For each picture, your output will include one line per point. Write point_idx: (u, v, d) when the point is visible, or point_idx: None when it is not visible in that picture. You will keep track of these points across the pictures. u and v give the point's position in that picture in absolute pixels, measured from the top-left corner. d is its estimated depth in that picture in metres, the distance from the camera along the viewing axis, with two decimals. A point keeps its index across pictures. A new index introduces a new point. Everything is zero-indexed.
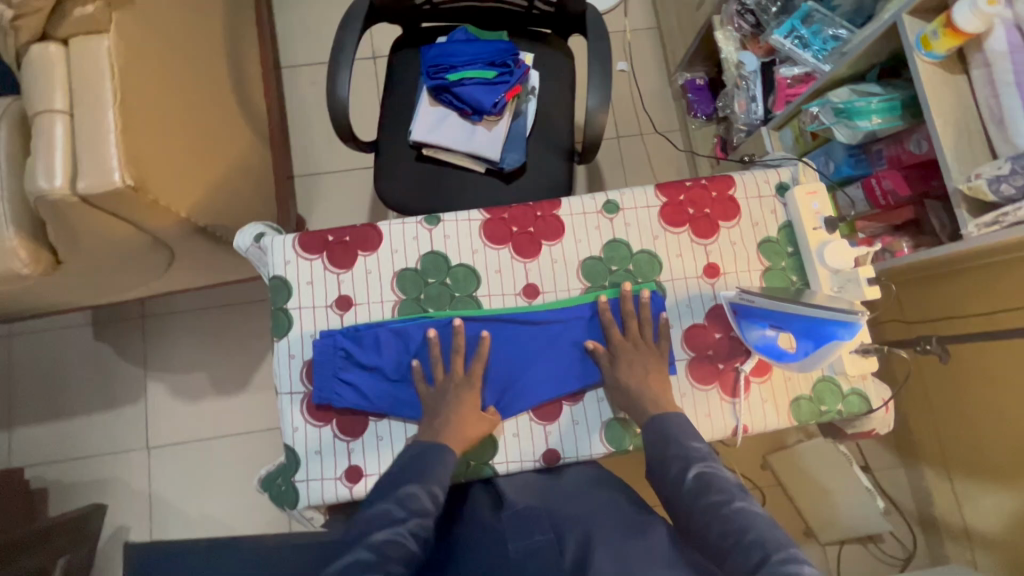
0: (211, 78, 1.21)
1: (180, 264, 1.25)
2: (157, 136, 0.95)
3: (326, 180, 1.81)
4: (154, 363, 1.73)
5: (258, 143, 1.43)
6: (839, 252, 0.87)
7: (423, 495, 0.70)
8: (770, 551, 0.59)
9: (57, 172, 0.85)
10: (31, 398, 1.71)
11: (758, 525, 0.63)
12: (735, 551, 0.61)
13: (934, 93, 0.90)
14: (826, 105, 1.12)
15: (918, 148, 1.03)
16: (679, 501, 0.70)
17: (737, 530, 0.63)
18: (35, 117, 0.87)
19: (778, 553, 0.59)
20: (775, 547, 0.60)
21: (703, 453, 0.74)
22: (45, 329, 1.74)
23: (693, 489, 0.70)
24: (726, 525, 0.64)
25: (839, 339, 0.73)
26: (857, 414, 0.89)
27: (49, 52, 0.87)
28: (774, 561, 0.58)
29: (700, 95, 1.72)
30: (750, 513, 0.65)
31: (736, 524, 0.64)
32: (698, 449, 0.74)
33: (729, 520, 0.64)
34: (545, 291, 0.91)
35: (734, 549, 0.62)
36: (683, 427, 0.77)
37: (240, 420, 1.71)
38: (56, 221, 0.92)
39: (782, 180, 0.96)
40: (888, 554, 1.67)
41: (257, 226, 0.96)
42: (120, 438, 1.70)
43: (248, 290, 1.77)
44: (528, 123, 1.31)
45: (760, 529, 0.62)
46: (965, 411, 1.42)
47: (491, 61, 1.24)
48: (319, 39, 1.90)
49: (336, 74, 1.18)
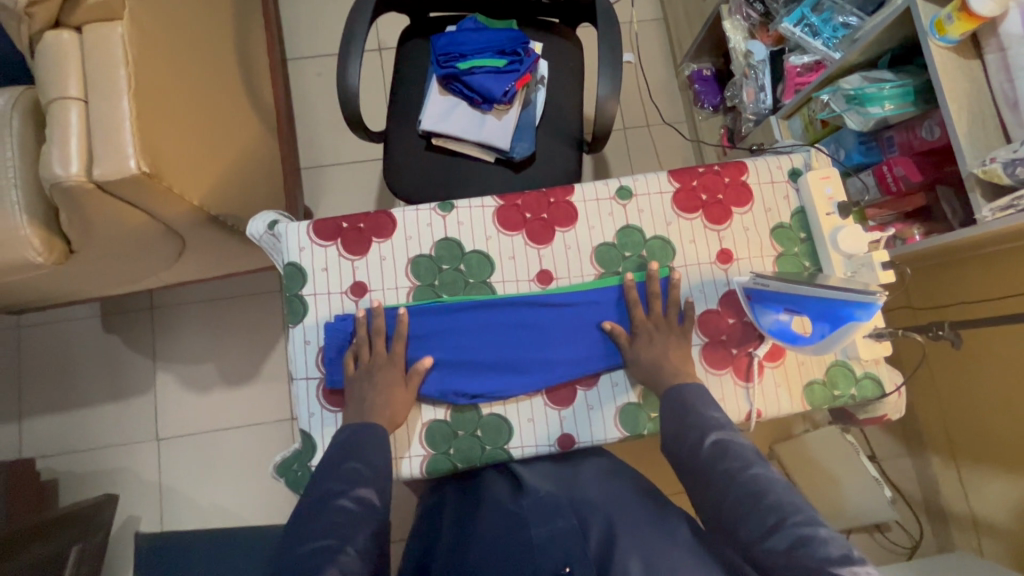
0: (221, 68, 1.21)
1: (192, 254, 1.25)
2: (170, 124, 0.95)
3: (332, 172, 1.81)
4: (163, 355, 1.74)
5: (266, 133, 1.43)
6: (852, 237, 0.86)
7: (361, 468, 0.74)
8: (789, 514, 0.62)
9: (73, 160, 0.85)
10: (41, 390, 1.72)
11: (775, 489, 0.65)
12: (754, 516, 0.64)
13: (948, 78, 0.90)
14: (837, 93, 1.11)
15: (930, 134, 1.03)
16: (696, 465, 0.71)
17: (757, 493, 0.65)
18: (50, 105, 0.87)
19: (796, 516, 0.62)
20: (793, 511, 0.62)
21: (720, 421, 0.74)
22: (54, 321, 1.74)
23: (710, 454, 0.71)
24: (746, 489, 0.66)
25: (856, 321, 0.74)
26: (870, 398, 0.90)
27: (62, 39, 0.87)
28: (793, 524, 0.61)
29: (706, 85, 1.70)
30: (771, 479, 0.66)
31: (756, 488, 0.66)
32: (716, 417, 0.75)
33: (749, 485, 0.66)
34: (559, 277, 0.91)
35: (753, 513, 0.64)
36: (701, 396, 0.78)
37: (249, 411, 1.72)
38: (73, 209, 0.93)
39: (794, 165, 0.96)
40: (895, 543, 1.67)
41: (270, 213, 0.96)
42: (131, 429, 1.71)
43: (257, 282, 1.78)
44: (537, 112, 1.30)
45: (780, 495, 0.64)
46: (972, 399, 1.42)
47: (501, 50, 1.24)
48: (324, 30, 1.89)
49: (347, 63, 1.18)
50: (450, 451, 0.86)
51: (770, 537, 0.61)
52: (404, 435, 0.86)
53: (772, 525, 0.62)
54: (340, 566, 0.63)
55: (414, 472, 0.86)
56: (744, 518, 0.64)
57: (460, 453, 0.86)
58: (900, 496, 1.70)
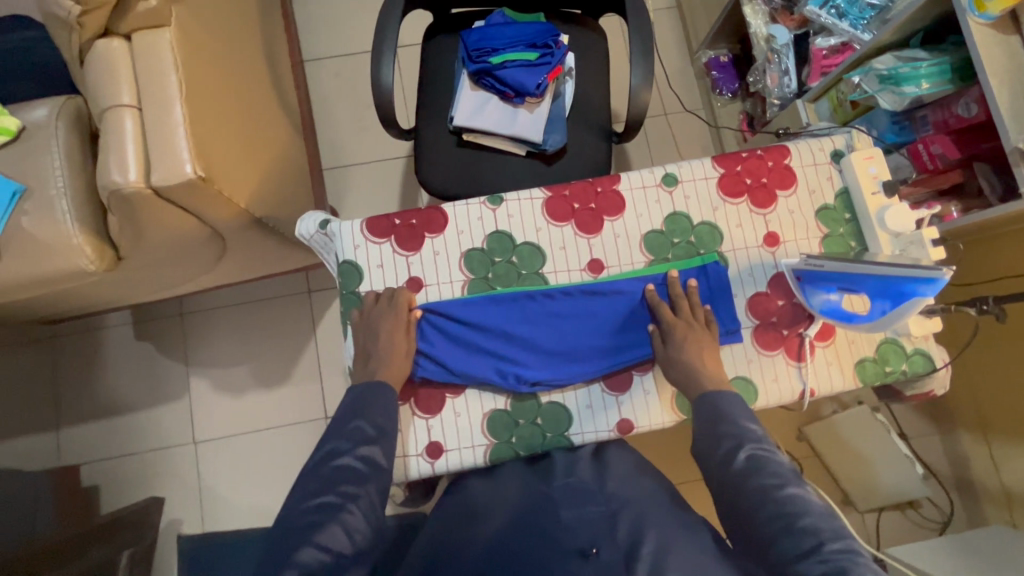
0: (253, 71, 1.22)
1: (230, 256, 1.26)
2: (218, 128, 0.96)
3: (354, 171, 1.81)
4: (195, 359, 1.74)
5: (294, 134, 1.44)
6: (900, 215, 0.88)
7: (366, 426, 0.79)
8: (825, 540, 0.62)
9: (131, 167, 0.87)
10: (75, 399, 1.72)
11: (812, 512, 0.66)
12: (790, 536, 0.64)
13: (988, 54, 0.91)
14: (869, 73, 1.11)
15: (967, 112, 1.04)
16: (730, 479, 0.72)
17: (794, 517, 0.65)
18: (105, 114, 0.88)
19: (832, 543, 0.62)
20: (829, 537, 0.63)
21: (757, 435, 0.75)
22: (86, 330, 1.75)
23: (742, 469, 0.72)
24: (782, 508, 0.66)
25: (921, 296, 0.74)
26: (921, 373, 0.91)
27: (113, 47, 0.89)
28: (828, 550, 0.61)
29: (725, 72, 1.71)
30: (804, 499, 0.67)
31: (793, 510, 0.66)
32: (753, 430, 0.76)
33: (786, 505, 0.67)
34: (610, 266, 0.92)
35: (788, 534, 0.64)
36: (736, 405, 0.79)
37: (281, 413, 1.72)
38: (125, 214, 0.94)
39: (836, 147, 0.97)
40: (927, 519, 1.65)
41: (320, 213, 0.98)
42: (167, 435, 1.70)
43: (284, 284, 1.77)
44: (567, 104, 1.31)
45: (817, 517, 0.65)
46: (1002, 374, 1.43)
47: (532, 43, 1.25)
48: (340, 30, 1.89)
49: (380, 62, 1.19)
50: (512, 439, 0.88)
51: (805, 559, 0.62)
52: (466, 426, 0.88)
53: (809, 547, 0.62)
54: (342, 522, 0.69)
55: (477, 461, 0.87)
56: (778, 540, 0.65)
57: (522, 441, 0.88)
58: (932, 474, 1.67)
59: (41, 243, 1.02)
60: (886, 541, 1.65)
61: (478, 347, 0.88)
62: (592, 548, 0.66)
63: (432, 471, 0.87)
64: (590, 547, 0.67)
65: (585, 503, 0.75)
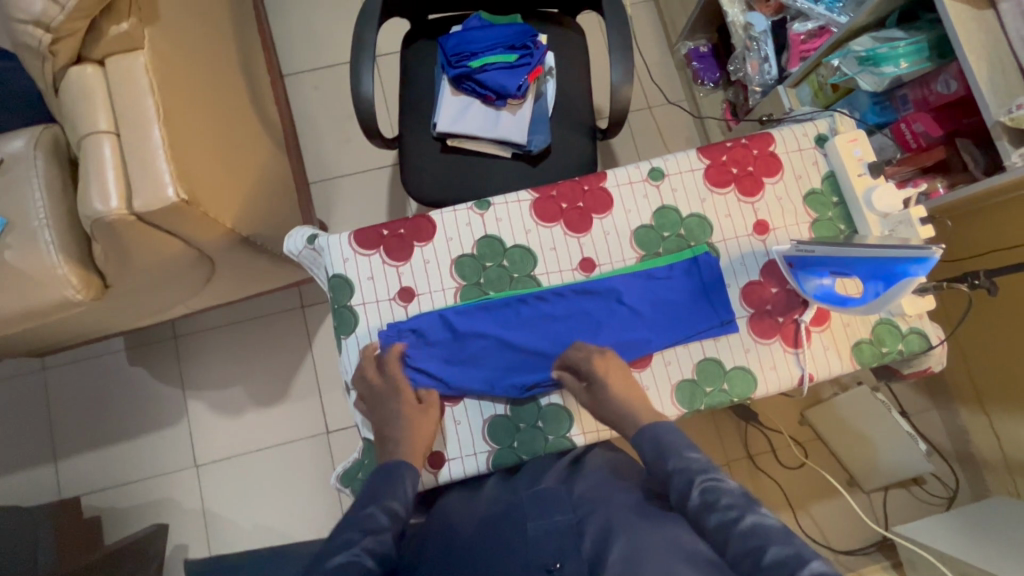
0: (231, 89, 1.21)
1: (219, 277, 1.24)
2: (198, 149, 0.95)
3: (340, 184, 1.80)
4: (191, 382, 1.72)
5: (276, 150, 1.42)
6: (887, 195, 0.88)
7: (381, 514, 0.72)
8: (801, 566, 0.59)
9: (111, 194, 0.86)
10: (73, 429, 1.70)
11: (776, 538, 0.63)
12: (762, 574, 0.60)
13: (964, 29, 0.92)
14: (848, 56, 1.12)
15: (947, 88, 1.05)
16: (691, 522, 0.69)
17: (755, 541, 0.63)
18: (83, 142, 0.87)
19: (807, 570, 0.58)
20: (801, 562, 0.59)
21: (702, 465, 0.72)
22: (79, 359, 1.72)
23: (698, 507, 0.69)
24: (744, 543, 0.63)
25: (912, 276, 0.74)
26: (917, 352, 0.91)
27: (86, 74, 0.88)
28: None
29: (705, 62, 1.71)
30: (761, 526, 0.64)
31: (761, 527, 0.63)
32: (698, 460, 0.73)
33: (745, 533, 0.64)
34: (601, 264, 0.92)
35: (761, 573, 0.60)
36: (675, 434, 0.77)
37: (280, 431, 1.70)
38: (110, 242, 0.93)
39: (820, 132, 0.97)
40: (931, 494, 1.66)
41: (306, 229, 0.97)
42: (168, 460, 1.69)
43: (277, 300, 1.76)
44: (549, 104, 1.30)
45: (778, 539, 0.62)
46: (995, 347, 1.44)
47: (511, 45, 1.24)
48: (318, 42, 1.87)
49: (359, 72, 1.18)
50: (514, 444, 0.87)
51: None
52: (467, 434, 0.87)
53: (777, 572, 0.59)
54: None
55: (480, 469, 0.87)
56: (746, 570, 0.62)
57: (523, 446, 0.87)
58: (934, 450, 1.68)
59: (27, 275, 1.01)
60: (894, 520, 1.66)
61: (473, 355, 0.88)
62: (556, 565, 0.70)
63: (435, 481, 0.86)
64: (554, 562, 0.70)
65: (551, 512, 0.77)
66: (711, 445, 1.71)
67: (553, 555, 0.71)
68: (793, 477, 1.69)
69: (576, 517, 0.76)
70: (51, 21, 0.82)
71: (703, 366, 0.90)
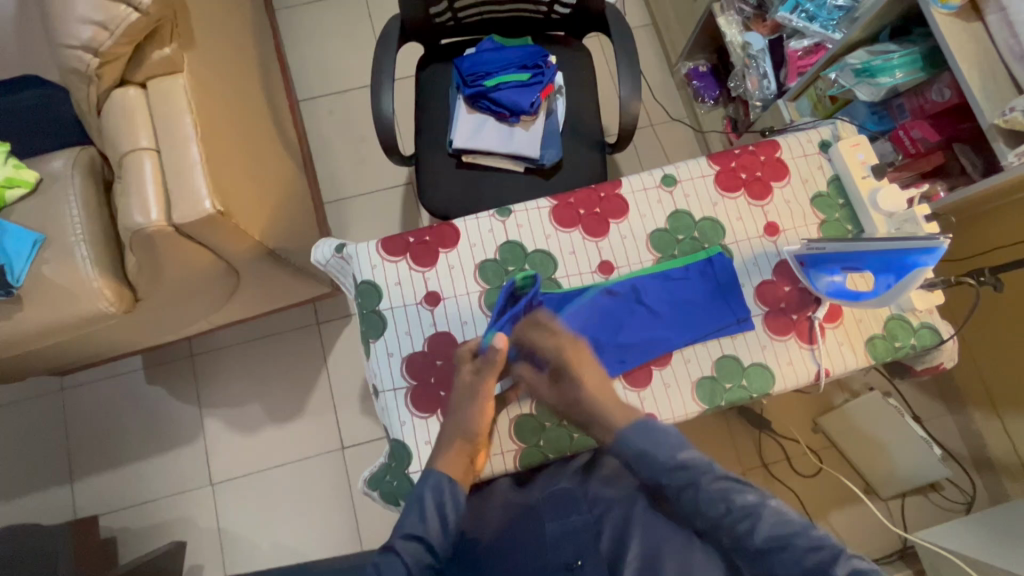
0: (256, 111, 1.26)
1: (243, 291, 1.28)
2: (230, 165, 0.99)
3: (355, 203, 1.85)
4: (208, 399, 1.73)
5: (296, 169, 1.48)
6: (891, 196, 0.92)
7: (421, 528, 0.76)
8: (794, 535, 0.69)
9: (151, 207, 0.90)
10: (89, 449, 1.70)
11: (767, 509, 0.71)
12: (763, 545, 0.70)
13: (955, 40, 0.97)
14: (844, 69, 1.18)
15: (941, 96, 1.10)
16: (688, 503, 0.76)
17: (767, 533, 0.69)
18: (124, 159, 0.92)
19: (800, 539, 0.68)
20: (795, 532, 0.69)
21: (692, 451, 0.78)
22: (98, 379, 1.74)
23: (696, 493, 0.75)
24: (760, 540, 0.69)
25: (921, 267, 0.78)
26: (930, 346, 0.93)
27: (130, 96, 0.93)
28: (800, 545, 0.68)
29: (705, 81, 1.80)
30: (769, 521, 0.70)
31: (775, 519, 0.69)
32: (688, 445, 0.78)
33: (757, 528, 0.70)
34: (620, 266, 0.96)
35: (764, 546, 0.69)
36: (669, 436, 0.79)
37: (296, 447, 1.71)
38: (146, 254, 0.97)
39: (823, 138, 1.02)
40: (949, 500, 1.65)
41: (333, 239, 1.01)
42: (185, 478, 1.69)
43: (293, 317, 1.79)
44: (560, 120, 1.36)
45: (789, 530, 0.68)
46: (1004, 346, 1.46)
47: (523, 65, 1.31)
48: (332, 69, 1.95)
49: (379, 92, 1.24)
50: (540, 443, 0.89)
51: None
52: (494, 434, 0.89)
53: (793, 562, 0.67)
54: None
55: (507, 467, 0.88)
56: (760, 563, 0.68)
57: (549, 444, 0.89)
58: (949, 455, 1.68)
59: (64, 289, 1.05)
60: (913, 527, 1.65)
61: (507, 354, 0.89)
62: (576, 564, 0.79)
63: (464, 480, 0.88)
64: (574, 560, 0.79)
65: (569, 512, 0.84)
66: (726, 453, 1.71)
67: (574, 553, 0.80)
68: (809, 485, 1.68)
69: (592, 518, 0.83)
70: (100, 46, 0.87)
71: (723, 362, 0.92)
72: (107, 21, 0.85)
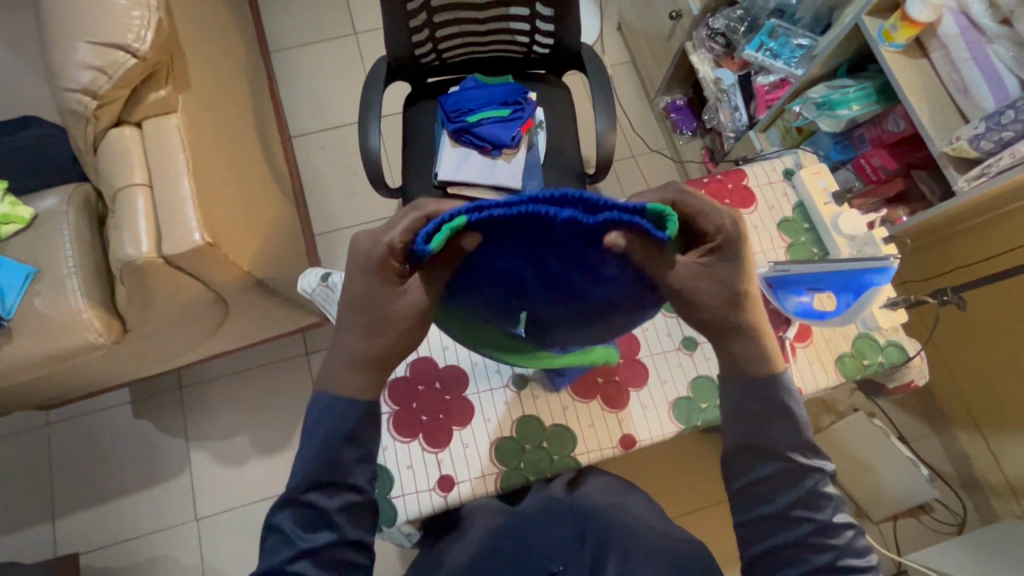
0: (248, 147, 1.31)
1: (232, 321, 1.30)
2: (220, 200, 1.03)
3: (345, 234, 1.89)
4: (195, 432, 1.72)
5: (286, 202, 1.51)
6: (850, 220, 0.98)
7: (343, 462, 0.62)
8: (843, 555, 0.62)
9: (142, 239, 0.93)
10: (73, 485, 1.68)
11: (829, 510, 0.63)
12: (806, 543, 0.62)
13: (903, 76, 1.04)
14: (806, 102, 1.26)
15: (896, 126, 1.17)
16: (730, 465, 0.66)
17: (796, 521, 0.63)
18: (118, 194, 0.96)
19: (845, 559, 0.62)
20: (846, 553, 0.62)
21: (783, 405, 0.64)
22: (85, 413, 1.73)
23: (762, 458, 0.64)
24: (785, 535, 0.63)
25: (877, 287, 0.86)
26: (897, 363, 0.97)
27: (125, 135, 0.98)
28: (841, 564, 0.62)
29: (682, 114, 1.87)
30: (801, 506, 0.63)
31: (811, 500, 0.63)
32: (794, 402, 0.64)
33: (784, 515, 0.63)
34: None
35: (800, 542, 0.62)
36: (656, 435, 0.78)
37: (283, 478, 1.69)
38: (136, 286, 0.99)
39: (787, 166, 1.08)
40: (940, 522, 1.64)
41: (320, 268, 1.04)
42: (170, 513, 1.66)
43: (282, 347, 1.80)
44: (541, 153, 1.42)
45: (823, 513, 0.63)
46: (981, 365, 1.49)
47: (504, 101, 1.37)
48: (325, 106, 2.03)
49: (366, 128, 1.30)
50: (521, 464, 0.90)
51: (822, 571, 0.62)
52: (476, 457, 0.91)
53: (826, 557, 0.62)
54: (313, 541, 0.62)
55: (488, 490, 0.90)
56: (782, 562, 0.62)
57: (530, 466, 0.90)
58: (937, 475, 1.67)
59: (54, 321, 1.07)
60: (906, 551, 1.63)
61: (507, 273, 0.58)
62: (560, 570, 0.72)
63: (445, 504, 0.88)
64: (559, 567, 0.73)
65: (554, 523, 0.79)
66: None
67: (557, 558, 0.74)
68: None
69: (578, 528, 0.78)
70: (99, 89, 0.92)
71: (698, 383, 0.95)
72: (106, 66, 0.90)
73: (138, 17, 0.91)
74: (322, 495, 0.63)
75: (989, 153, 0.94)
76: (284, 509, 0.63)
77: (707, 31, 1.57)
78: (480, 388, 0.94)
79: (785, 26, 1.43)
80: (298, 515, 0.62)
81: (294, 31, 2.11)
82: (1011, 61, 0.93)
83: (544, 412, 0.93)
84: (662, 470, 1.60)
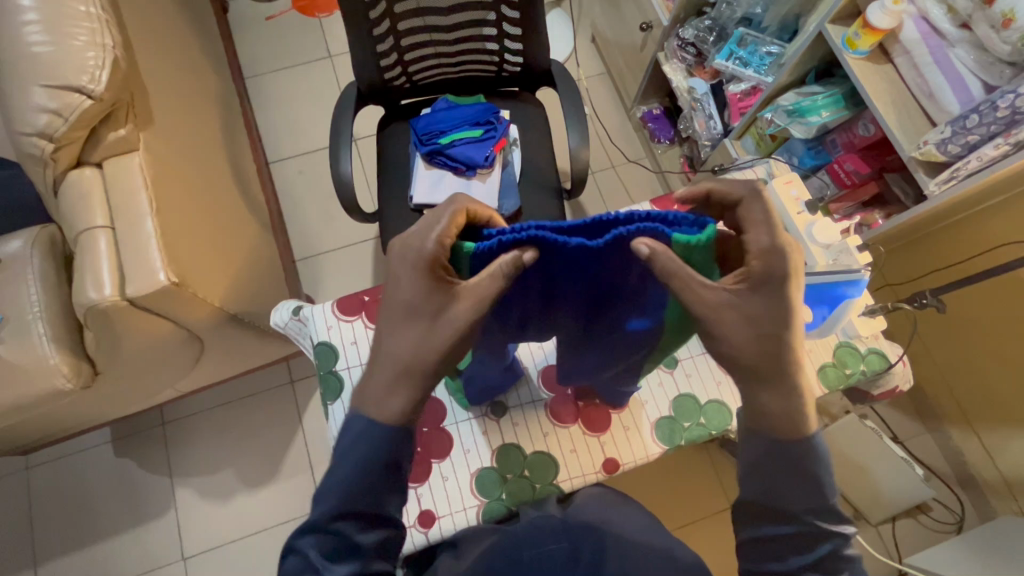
0: (218, 179, 1.30)
1: (209, 356, 1.27)
2: (186, 237, 1.01)
3: (326, 259, 1.87)
4: (179, 467, 1.69)
5: (262, 230, 1.49)
6: (826, 229, 0.97)
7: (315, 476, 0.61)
8: None
9: (105, 282, 0.90)
10: (55, 530, 1.64)
11: None
12: None
13: (869, 82, 1.04)
14: (777, 110, 1.26)
15: (867, 131, 1.17)
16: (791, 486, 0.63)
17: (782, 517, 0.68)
18: (79, 237, 0.93)
19: None
20: None
21: None
22: (65, 455, 1.69)
23: (811, 484, 0.63)
24: (768, 541, 0.64)
25: (849, 299, 0.85)
26: (880, 371, 0.95)
27: (85, 176, 0.95)
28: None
29: (659, 123, 1.87)
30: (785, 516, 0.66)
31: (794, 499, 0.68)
32: None
33: (771, 523, 0.64)
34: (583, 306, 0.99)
35: None
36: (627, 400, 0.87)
37: (272, 511, 1.65)
38: (102, 328, 0.97)
39: (759, 177, 1.08)
40: (939, 522, 1.60)
41: (292, 301, 1.02)
42: (154, 554, 1.62)
43: (268, 377, 1.78)
44: (516, 170, 1.41)
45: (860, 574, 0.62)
46: (966, 363, 1.49)
47: (476, 121, 1.36)
48: (301, 130, 2.02)
49: (338, 155, 1.29)
50: (503, 495, 0.88)
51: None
52: (456, 491, 0.88)
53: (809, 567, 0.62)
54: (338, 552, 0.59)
55: (470, 523, 0.87)
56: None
57: (512, 496, 0.88)
58: (932, 474, 1.64)
59: (19, 368, 1.04)
60: (907, 555, 1.58)
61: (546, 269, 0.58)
62: None
63: (426, 541, 0.86)
64: None
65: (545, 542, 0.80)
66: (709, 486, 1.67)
67: None
68: None
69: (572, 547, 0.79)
70: (55, 132, 0.90)
71: (680, 402, 0.94)
72: (61, 109, 0.89)
73: (93, 58, 0.90)
74: (354, 525, 0.60)
75: (957, 156, 0.93)
76: (311, 533, 0.60)
77: (678, 41, 1.58)
78: (457, 418, 0.92)
79: (752, 35, 1.43)
80: (325, 542, 0.59)
81: (269, 57, 2.10)
82: (973, 64, 0.93)
83: (525, 439, 0.91)
84: (655, 485, 1.58)
